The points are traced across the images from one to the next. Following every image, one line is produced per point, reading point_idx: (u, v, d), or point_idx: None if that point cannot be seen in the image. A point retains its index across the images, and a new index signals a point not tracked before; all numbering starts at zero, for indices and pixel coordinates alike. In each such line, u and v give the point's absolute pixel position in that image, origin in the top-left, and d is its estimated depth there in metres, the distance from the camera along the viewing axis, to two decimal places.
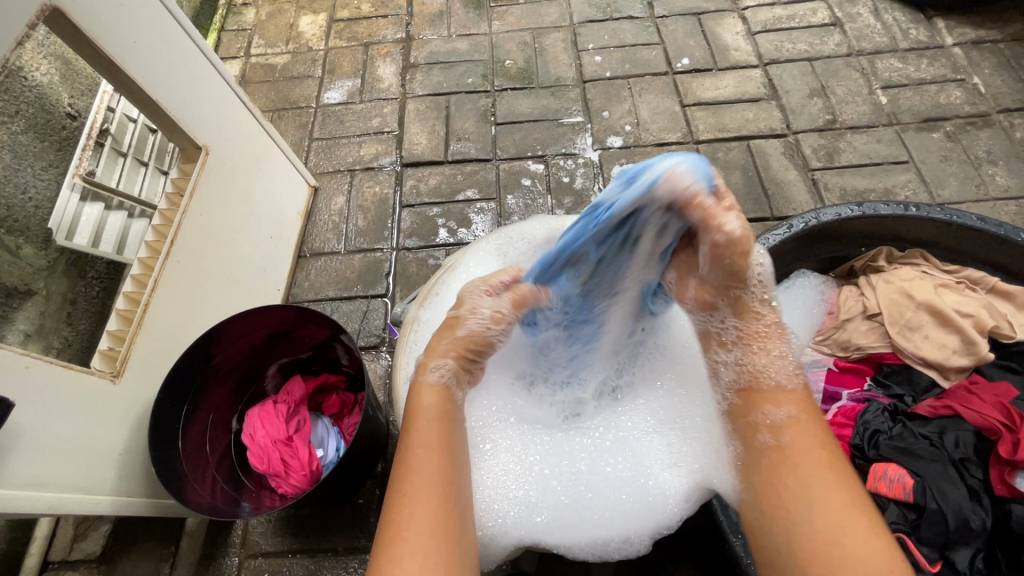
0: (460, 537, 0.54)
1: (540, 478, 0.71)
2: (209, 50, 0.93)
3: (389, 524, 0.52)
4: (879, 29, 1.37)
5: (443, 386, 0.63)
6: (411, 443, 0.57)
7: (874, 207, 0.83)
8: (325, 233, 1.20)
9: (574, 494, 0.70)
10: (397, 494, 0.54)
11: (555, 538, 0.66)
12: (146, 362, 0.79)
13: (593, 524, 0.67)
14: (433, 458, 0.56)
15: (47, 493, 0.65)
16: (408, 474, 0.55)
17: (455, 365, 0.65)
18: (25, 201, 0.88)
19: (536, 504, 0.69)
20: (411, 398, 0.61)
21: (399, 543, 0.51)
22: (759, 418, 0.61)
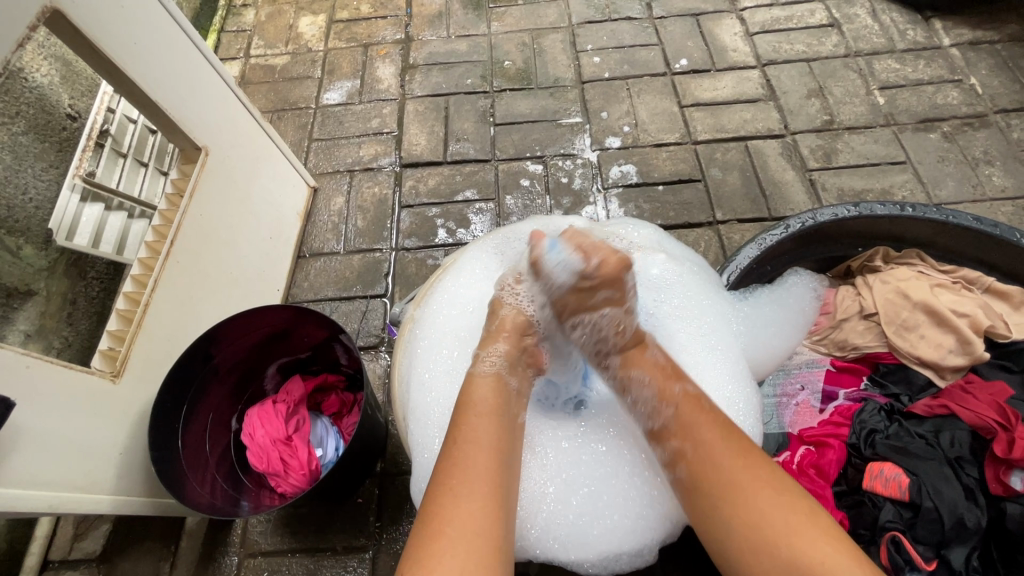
0: (503, 534, 0.57)
1: (551, 487, 0.71)
2: (209, 51, 0.94)
3: (433, 514, 0.56)
4: (877, 30, 1.38)
5: (495, 373, 0.69)
6: (460, 439, 0.61)
7: (870, 207, 0.84)
8: (324, 233, 1.21)
9: (591, 507, 0.69)
10: (443, 488, 0.57)
11: (567, 553, 0.67)
12: (145, 362, 0.80)
13: (607, 539, 0.67)
14: (481, 456, 0.60)
15: (47, 492, 0.65)
16: (455, 469, 0.59)
17: (506, 351, 0.72)
18: (26, 202, 0.88)
19: (552, 520, 0.69)
20: (468, 388, 0.67)
21: (440, 537, 0.54)
22: (668, 444, 0.64)
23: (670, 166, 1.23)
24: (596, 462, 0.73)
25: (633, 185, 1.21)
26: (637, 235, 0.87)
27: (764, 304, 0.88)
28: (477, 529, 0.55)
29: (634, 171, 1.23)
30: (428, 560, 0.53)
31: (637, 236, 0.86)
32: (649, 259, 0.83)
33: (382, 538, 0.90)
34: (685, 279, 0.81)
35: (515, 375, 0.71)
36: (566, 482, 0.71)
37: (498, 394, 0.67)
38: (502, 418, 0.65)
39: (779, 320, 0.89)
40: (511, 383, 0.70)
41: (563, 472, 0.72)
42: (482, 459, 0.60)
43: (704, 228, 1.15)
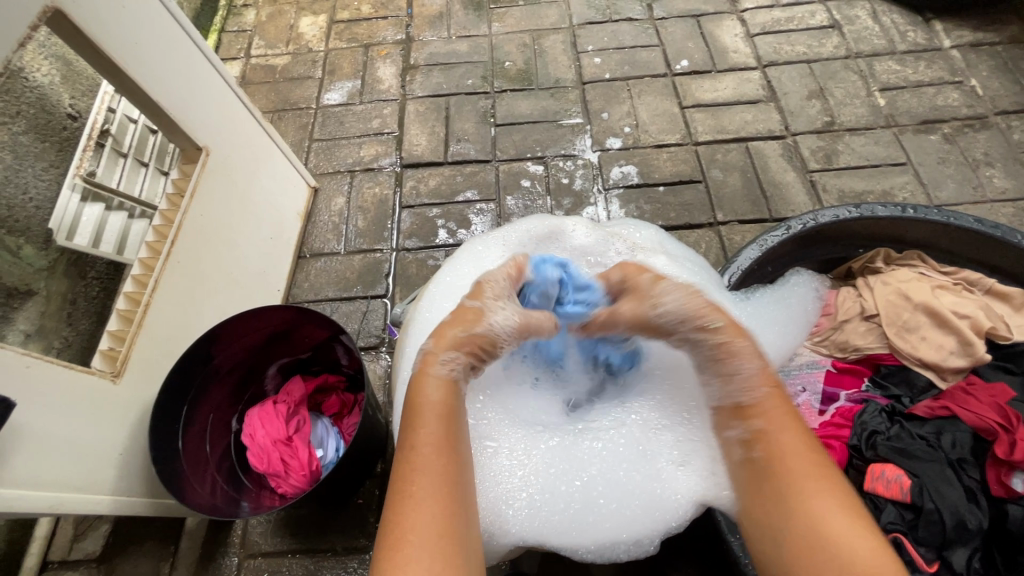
0: (464, 530, 0.56)
1: (542, 477, 0.71)
2: (209, 49, 0.93)
3: (394, 519, 0.55)
4: (877, 32, 1.38)
5: (452, 378, 0.65)
6: (415, 443, 0.59)
7: (872, 208, 0.84)
8: (324, 233, 1.21)
9: (584, 498, 0.69)
10: (404, 493, 0.56)
11: (556, 540, 0.68)
12: (145, 361, 0.79)
13: (599, 530, 0.68)
14: (438, 458, 0.58)
15: (47, 493, 0.65)
16: (416, 473, 0.57)
17: (466, 359, 0.67)
18: (26, 201, 0.88)
19: (543, 509, 0.69)
20: (417, 386, 0.64)
21: (406, 545, 0.53)
22: (748, 424, 0.62)
23: (671, 167, 1.23)
24: (590, 455, 0.73)
25: (633, 186, 1.21)
26: (638, 236, 0.88)
27: (765, 303, 0.87)
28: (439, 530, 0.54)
29: (635, 172, 1.23)
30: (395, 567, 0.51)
31: (642, 237, 0.87)
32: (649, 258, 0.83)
33: None
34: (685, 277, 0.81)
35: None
36: (558, 474, 0.71)
37: (452, 391, 0.65)
38: (456, 419, 0.63)
39: (780, 319, 0.88)
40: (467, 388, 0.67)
41: (554, 465, 0.72)
42: (437, 461, 0.58)
43: (705, 229, 1.15)
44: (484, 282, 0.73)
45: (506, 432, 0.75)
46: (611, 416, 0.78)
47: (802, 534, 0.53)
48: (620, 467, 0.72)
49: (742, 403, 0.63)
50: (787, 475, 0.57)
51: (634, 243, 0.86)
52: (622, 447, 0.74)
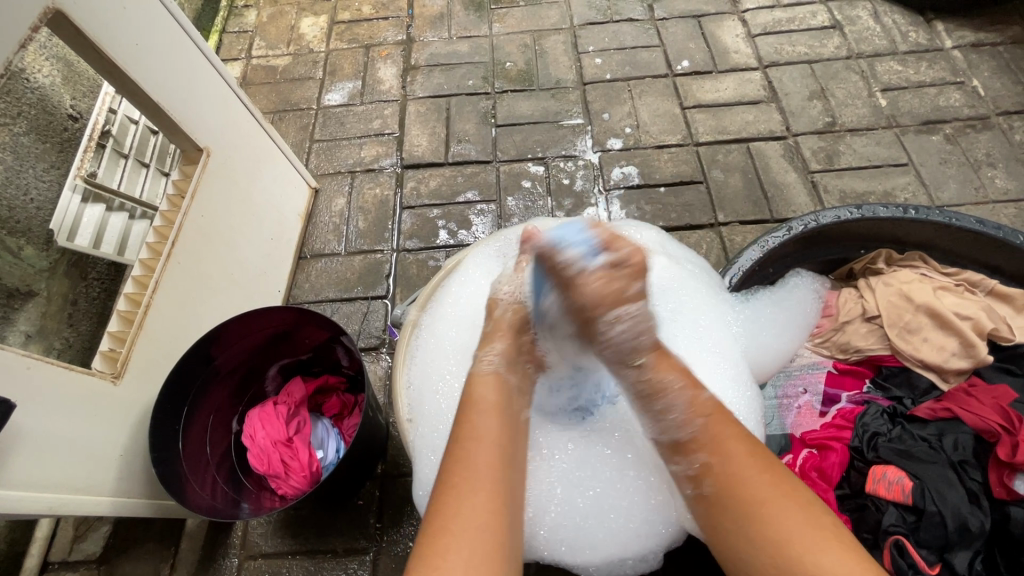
0: (508, 534, 0.56)
1: (557, 487, 0.71)
2: (210, 50, 0.93)
3: (439, 509, 0.55)
4: (879, 32, 1.38)
5: (495, 372, 0.68)
6: (466, 433, 0.61)
7: (874, 209, 0.84)
8: (325, 234, 1.21)
9: (596, 510, 0.70)
10: (450, 483, 0.57)
11: (572, 559, 0.68)
12: (145, 363, 0.79)
13: (610, 545, 0.68)
14: (486, 457, 0.59)
15: (49, 494, 0.65)
16: (463, 466, 0.58)
17: (503, 352, 0.70)
18: (27, 202, 0.88)
19: (558, 526, 0.69)
20: (471, 387, 0.66)
21: (446, 534, 0.53)
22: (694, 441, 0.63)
23: (672, 168, 1.23)
24: (601, 463, 0.73)
25: (634, 186, 1.21)
26: (640, 237, 0.86)
27: (764, 306, 0.88)
28: (481, 525, 0.54)
29: (636, 172, 1.23)
30: (434, 558, 0.52)
31: (644, 237, 0.86)
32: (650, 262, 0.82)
33: (384, 539, 0.90)
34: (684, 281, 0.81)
35: (515, 373, 0.70)
36: (573, 483, 0.72)
37: (503, 390, 0.67)
38: (506, 414, 0.65)
39: (778, 322, 0.89)
40: (513, 379, 0.69)
41: (570, 474, 0.72)
42: (486, 457, 0.59)
43: (706, 230, 1.15)
44: (495, 295, 0.76)
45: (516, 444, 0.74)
46: (615, 421, 0.78)
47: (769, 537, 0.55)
48: (630, 477, 0.72)
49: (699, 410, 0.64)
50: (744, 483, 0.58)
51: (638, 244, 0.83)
52: (631, 455, 0.74)
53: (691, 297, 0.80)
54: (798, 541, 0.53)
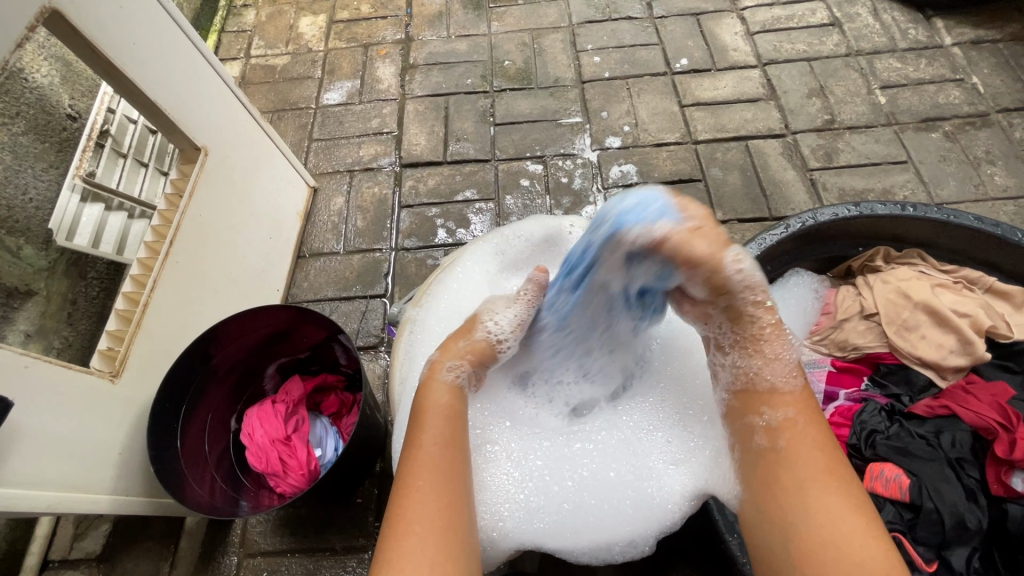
0: (467, 533, 0.57)
1: (534, 479, 0.71)
2: (208, 50, 0.94)
3: (399, 513, 0.56)
4: (878, 29, 1.37)
5: (457, 386, 0.66)
6: (420, 440, 0.60)
7: (871, 206, 0.84)
8: (324, 233, 1.21)
9: (574, 499, 0.70)
10: (409, 486, 0.57)
11: (552, 542, 0.67)
12: (144, 362, 0.80)
13: (591, 531, 0.68)
14: (444, 455, 0.60)
15: (47, 492, 0.65)
16: (421, 473, 0.58)
17: (471, 366, 0.68)
18: (25, 202, 0.89)
19: (535, 510, 0.69)
20: (422, 395, 0.65)
21: (410, 535, 0.54)
22: (777, 413, 0.62)
23: (670, 166, 1.23)
24: (581, 456, 0.74)
25: (633, 185, 1.21)
26: None
27: None
28: (444, 526, 0.55)
29: (635, 171, 1.23)
30: (398, 561, 0.53)
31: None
32: None
33: None
34: None
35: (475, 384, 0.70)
36: (549, 475, 0.72)
37: (455, 393, 0.66)
38: (462, 419, 0.64)
39: (779, 321, 0.90)
40: (470, 393, 0.68)
41: (547, 466, 0.72)
42: (445, 456, 0.60)
43: None
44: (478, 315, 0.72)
45: (497, 432, 0.75)
46: (603, 419, 0.78)
47: (813, 533, 0.55)
48: (613, 468, 0.72)
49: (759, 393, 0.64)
50: (794, 473, 0.59)
51: None
52: (612, 449, 0.74)
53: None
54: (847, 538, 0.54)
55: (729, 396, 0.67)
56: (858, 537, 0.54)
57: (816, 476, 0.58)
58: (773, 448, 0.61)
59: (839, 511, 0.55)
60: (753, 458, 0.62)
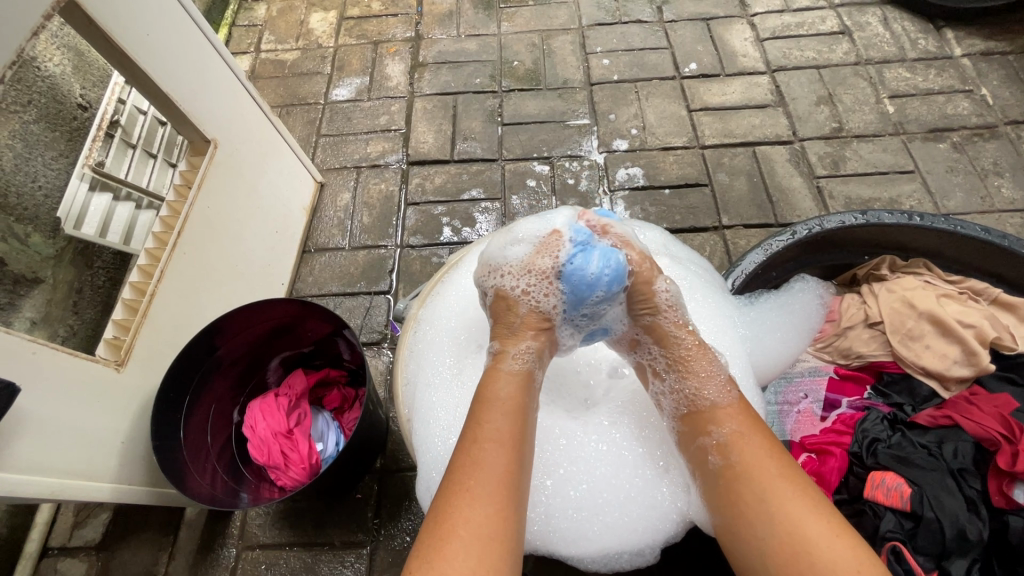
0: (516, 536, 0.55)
1: (551, 480, 0.72)
2: (220, 43, 0.94)
3: (449, 512, 0.54)
4: (888, 39, 1.37)
5: (525, 371, 0.66)
6: (483, 436, 0.60)
7: (878, 215, 0.84)
8: (330, 228, 1.21)
9: (589, 505, 0.71)
10: (461, 489, 0.56)
11: (565, 550, 0.69)
12: (149, 351, 0.79)
13: (606, 537, 0.69)
14: (499, 456, 0.58)
15: (48, 478, 0.64)
16: (472, 469, 0.57)
17: (537, 347, 0.69)
18: (35, 189, 0.90)
19: (554, 517, 0.71)
20: (489, 384, 0.65)
21: (453, 537, 0.53)
22: (722, 429, 0.63)
23: (677, 170, 1.23)
24: (594, 458, 0.74)
25: (639, 188, 1.21)
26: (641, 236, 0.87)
27: (766, 309, 0.89)
28: (492, 531, 0.54)
29: (641, 173, 1.23)
30: (439, 561, 0.51)
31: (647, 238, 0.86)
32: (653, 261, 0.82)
33: (380, 534, 0.90)
34: (690, 282, 0.81)
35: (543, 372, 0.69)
36: (566, 476, 0.73)
37: (521, 390, 0.65)
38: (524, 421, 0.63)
39: (784, 326, 0.90)
40: (538, 378, 0.68)
41: (563, 466, 0.73)
42: (497, 462, 0.58)
43: (710, 232, 1.15)
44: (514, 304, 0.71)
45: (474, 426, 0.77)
46: (610, 416, 0.78)
47: (786, 539, 0.54)
48: (623, 471, 0.73)
49: (702, 411, 0.65)
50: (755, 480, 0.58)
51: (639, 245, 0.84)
52: (624, 450, 0.74)
53: (698, 296, 0.80)
54: (816, 538, 0.53)
55: (678, 422, 0.68)
56: (826, 537, 0.53)
57: (775, 484, 0.57)
58: (727, 464, 0.61)
59: (805, 512, 0.55)
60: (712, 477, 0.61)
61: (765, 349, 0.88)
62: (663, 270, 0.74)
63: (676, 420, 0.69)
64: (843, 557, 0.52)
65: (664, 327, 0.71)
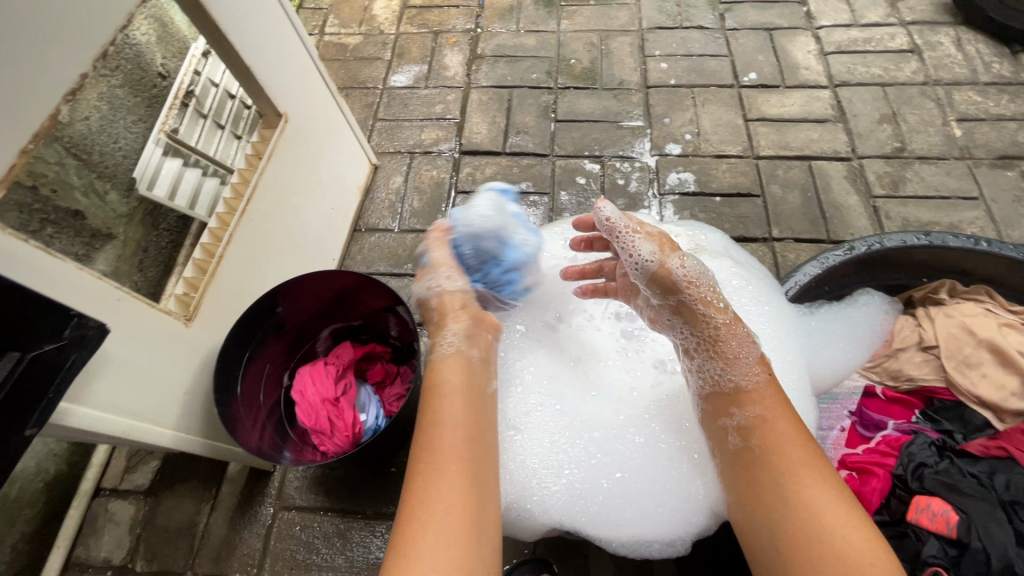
0: (478, 512, 0.58)
1: (581, 468, 0.74)
2: (298, 22, 0.98)
3: (414, 491, 0.58)
4: (960, 60, 1.33)
5: (456, 351, 0.72)
6: (438, 420, 0.64)
7: (943, 238, 0.82)
8: (381, 210, 1.25)
9: (621, 493, 0.72)
10: (423, 468, 0.60)
11: (594, 531, 0.72)
12: (212, 310, 0.83)
13: (635, 526, 0.71)
14: (452, 435, 0.62)
15: (121, 418, 0.68)
16: (430, 450, 0.61)
17: (461, 328, 0.74)
18: (116, 150, 0.96)
19: (582, 500, 0.72)
20: (435, 374, 0.69)
21: (413, 518, 0.56)
22: (745, 411, 0.64)
23: (729, 179, 1.22)
24: (631, 450, 0.75)
25: (690, 193, 1.21)
26: (706, 240, 0.91)
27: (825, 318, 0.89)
28: (450, 506, 0.57)
29: (693, 179, 1.22)
30: (407, 539, 0.55)
31: (709, 240, 0.91)
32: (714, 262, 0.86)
33: None
34: (751, 282, 0.83)
35: (477, 347, 0.74)
36: (597, 465, 0.74)
37: (466, 371, 0.70)
38: (473, 401, 0.67)
39: (845, 335, 0.88)
40: (473, 355, 0.73)
41: (595, 455, 0.75)
42: (451, 440, 0.62)
43: (758, 243, 1.14)
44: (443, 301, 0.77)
45: (508, 404, 0.79)
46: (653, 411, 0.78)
47: (800, 526, 0.55)
48: (661, 464, 0.73)
49: (734, 391, 0.65)
50: (774, 465, 0.60)
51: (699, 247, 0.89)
52: (663, 444, 0.75)
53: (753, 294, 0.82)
54: (829, 527, 0.54)
55: (704, 399, 0.69)
56: (841, 525, 0.54)
57: (794, 471, 0.58)
58: (747, 447, 0.62)
59: (823, 501, 0.56)
60: (731, 459, 0.64)
61: (826, 359, 0.87)
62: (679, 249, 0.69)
63: (703, 398, 0.70)
64: (855, 547, 0.53)
65: (691, 306, 0.68)
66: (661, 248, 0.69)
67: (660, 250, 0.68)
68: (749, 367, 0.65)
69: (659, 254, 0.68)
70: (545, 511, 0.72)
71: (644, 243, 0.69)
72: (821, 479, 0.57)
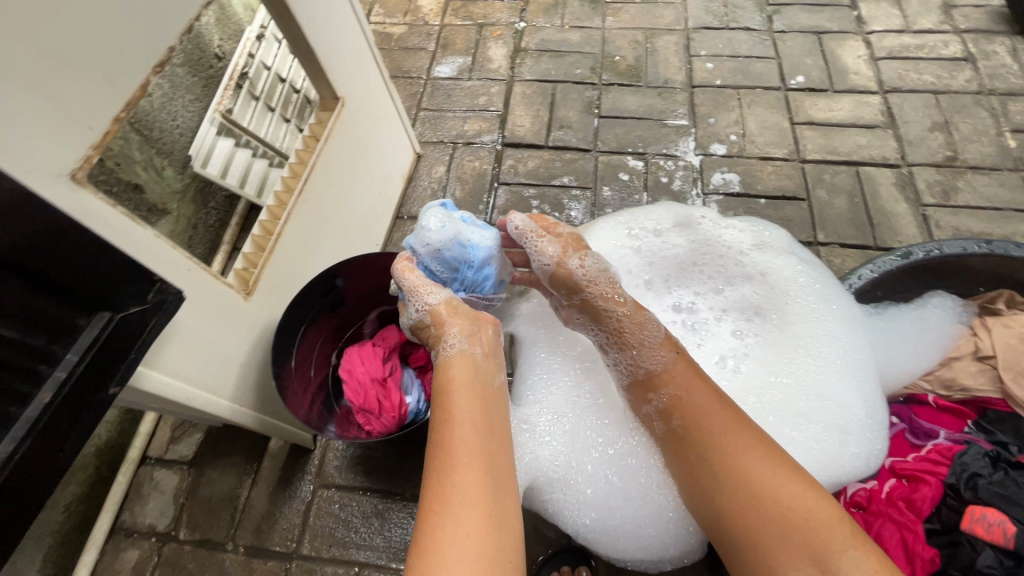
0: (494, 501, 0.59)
1: (614, 473, 0.78)
2: (357, 7, 0.99)
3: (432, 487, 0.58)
4: (1015, 70, 1.31)
5: (461, 352, 0.71)
6: (451, 418, 0.64)
7: (1006, 246, 0.80)
8: (424, 198, 1.26)
9: (649, 500, 0.76)
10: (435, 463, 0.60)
11: (620, 531, 0.77)
12: (269, 286, 0.84)
13: (657, 531, 0.76)
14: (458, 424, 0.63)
15: (183, 385, 0.70)
16: (440, 443, 0.62)
17: (461, 328, 0.73)
18: (175, 128, 0.98)
19: (615, 504, 0.77)
20: (444, 371, 0.70)
21: (430, 515, 0.56)
22: (660, 393, 0.71)
23: (775, 181, 1.21)
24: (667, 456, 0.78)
25: (734, 194, 1.20)
26: (768, 236, 0.94)
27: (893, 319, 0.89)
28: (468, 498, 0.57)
29: (738, 180, 1.22)
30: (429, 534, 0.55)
31: (773, 238, 0.94)
32: (776, 258, 0.90)
33: None
34: (816, 279, 0.86)
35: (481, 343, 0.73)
36: (633, 470, 0.78)
37: (472, 366, 0.70)
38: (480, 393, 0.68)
39: (911, 338, 0.88)
40: (478, 352, 0.72)
41: (629, 460, 0.78)
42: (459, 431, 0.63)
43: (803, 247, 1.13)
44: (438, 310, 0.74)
45: (553, 401, 0.84)
46: None
47: (756, 503, 0.60)
48: None
49: (650, 377, 0.72)
50: (719, 445, 0.65)
51: (763, 242, 0.92)
52: None
53: (812, 291, 0.85)
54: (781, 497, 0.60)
55: (626, 389, 0.76)
56: (796, 497, 0.59)
57: (734, 447, 0.64)
58: (671, 427, 0.70)
59: (767, 474, 0.61)
60: (678, 445, 0.69)
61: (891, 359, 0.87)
62: (579, 250, 0.78)
63: (625, 388, 0.77)
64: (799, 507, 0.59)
65: (593, 302, 0.76)
66: (569, 249, 0.78)
67: (561, 251, 0.78)
68: (655, 352, 0.72)
69: (559, 254, 0.78)
70: (580, 508, 0.78)
71: (549, 246, 0.79)
72: (763, 456, 0.63)
